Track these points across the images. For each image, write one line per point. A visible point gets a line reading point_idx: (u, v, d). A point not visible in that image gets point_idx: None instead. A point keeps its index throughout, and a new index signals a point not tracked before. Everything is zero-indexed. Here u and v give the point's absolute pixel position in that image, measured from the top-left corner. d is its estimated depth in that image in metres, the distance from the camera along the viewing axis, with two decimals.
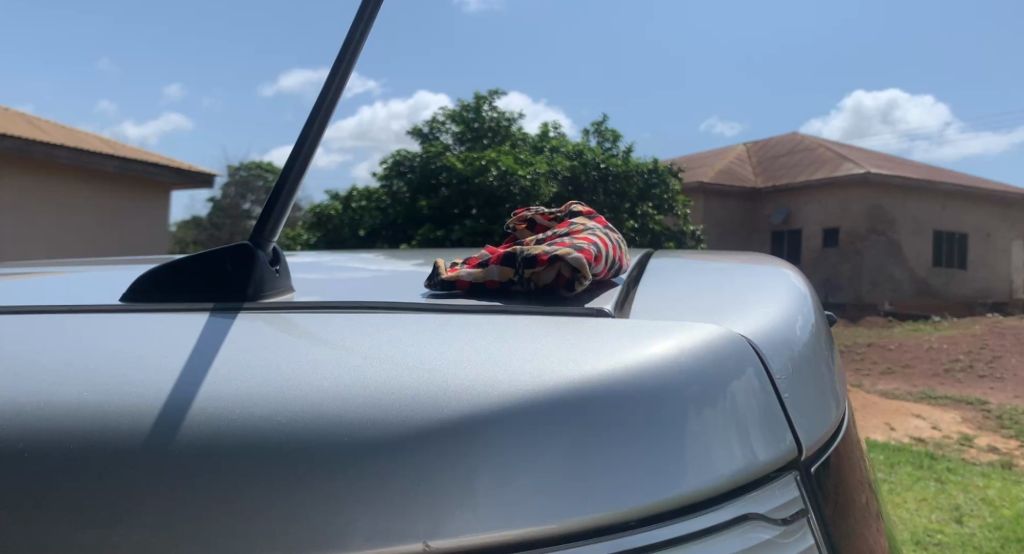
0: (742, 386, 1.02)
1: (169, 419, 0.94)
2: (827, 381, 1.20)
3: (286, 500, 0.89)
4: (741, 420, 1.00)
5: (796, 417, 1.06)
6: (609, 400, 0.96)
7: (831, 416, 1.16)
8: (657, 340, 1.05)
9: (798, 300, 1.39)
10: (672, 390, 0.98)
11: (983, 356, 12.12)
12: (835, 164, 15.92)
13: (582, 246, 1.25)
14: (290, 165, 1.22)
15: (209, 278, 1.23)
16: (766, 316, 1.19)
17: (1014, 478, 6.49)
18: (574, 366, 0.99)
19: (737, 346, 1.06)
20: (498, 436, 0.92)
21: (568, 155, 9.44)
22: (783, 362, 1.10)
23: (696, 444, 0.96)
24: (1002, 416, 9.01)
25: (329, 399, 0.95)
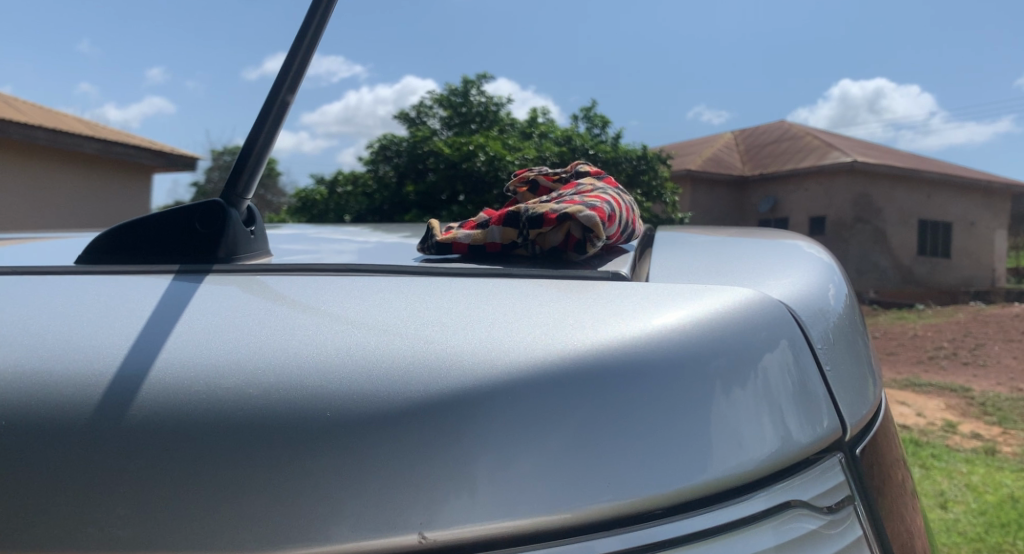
0: (776, 358, 0.91)
1: (120, 393, 0.81)
2: (863, 356, 1.09)
3: (256, 479, 0.77)
4: (774, 397, 0.89)
5: (837, 393, 0.95)
6: (628, 372, 0.84)
7: (871, 395, 1.05)
8: (675, 307, 0.93)
9: (828, 271, 1.28)
10: (698, 360, 0.87)
11: (967, 344, 12.15)
12: (822, 152, 15.89)
13: (594, 204, 1.14)
14: (266, 112, 1.09)
15: (176, 237, 1.11)
16: (796, 283, 1.08)
17: (996, 465, 6.46)
18: (590, 333, 0.87)
19: (771, 313, 0.95)
20: (502, 412, 0.80)
21: (558, 141, 9.31)
22: (820, 332, 0.99)
23: (724, 424, 0.85)
24: (985, 403, 9.01)
25: (307, 369, 0.83)
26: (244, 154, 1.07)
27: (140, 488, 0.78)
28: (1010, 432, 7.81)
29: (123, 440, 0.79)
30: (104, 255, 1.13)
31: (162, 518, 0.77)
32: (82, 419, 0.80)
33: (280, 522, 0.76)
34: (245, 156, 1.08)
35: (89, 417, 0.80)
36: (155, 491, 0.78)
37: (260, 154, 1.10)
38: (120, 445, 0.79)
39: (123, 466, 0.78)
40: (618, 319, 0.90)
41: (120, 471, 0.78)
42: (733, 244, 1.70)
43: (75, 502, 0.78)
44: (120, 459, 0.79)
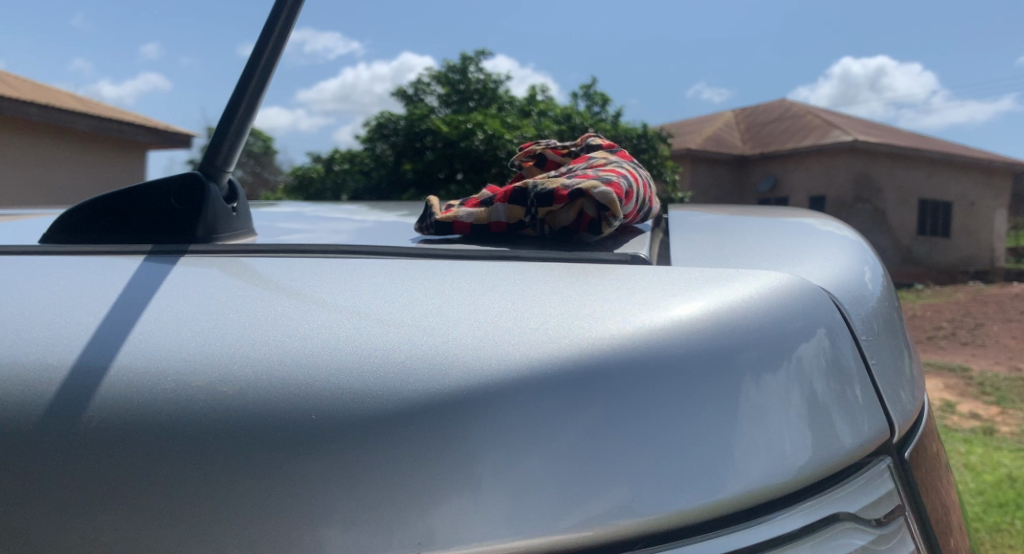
0: (813, 349, 0.82)
1: (76, 391, 0.72)
2: (903, 347, 1.00)
3: (232, 489, 0.68)
4: (812, 392, 0.80)
5: (884, 389, 0.86)
6: (648, 369, 0.75)
7: (916, 391, 0.96)
8: (700, 293, 0.83)
9: (860, 253, 1.19)
10: (728, 353, 0.78)
11: (966, 324, 12.10)
12: (824, 131, 15.77)
13: (609, 179, 1.04)
14: (247, 76, 0.98)
15: (154, 216, 1.02)
16: (832, 267, 0.99)
17: (995, 444, 6.40)
18: (608, 321, 0.78)
19: (807, 300, 0.86)
20: (508, 410, 0.71)
21: (557, 119, 9.20)
22: (862, 320, 0.90)
23: (760, 422, 0.76)
24: (983, 382, 8.96)
25: (290, 364, 0.73)
26: (224, 122, 0.97)
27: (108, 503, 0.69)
28: (1009, 412, 7.77)
29: (81, 448, 0.70)
30: (74, 235, 1.04)
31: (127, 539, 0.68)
32: (37, 419, 0.71)
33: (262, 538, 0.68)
34: (227, 124, 0.98)
35: (41, 419, 0.71)
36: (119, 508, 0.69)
37: (243, 121, 0.99)
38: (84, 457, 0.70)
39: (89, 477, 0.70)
40: (641, 307, 0.80)
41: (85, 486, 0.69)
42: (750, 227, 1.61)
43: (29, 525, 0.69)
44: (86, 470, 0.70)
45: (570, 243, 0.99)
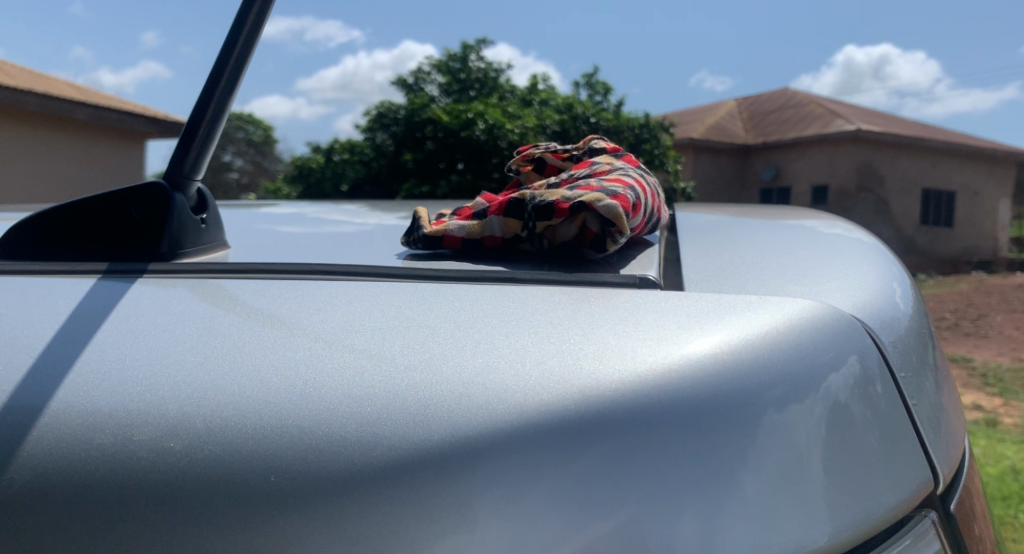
0: (843, 382, 0.73)
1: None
2: (935, 378, 0.93)
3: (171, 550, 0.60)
4: (844, 434, 0.71)
5: (924, 430, 0.78)
6: (658, 412, 0.66)
7: (950, 429, 0.88)
8: (716, 322, 0.75)
9: (884, 275, 1.12)
10: (749, 391, 0.69)
11: (969, 315, 11.99)
12: (828, 120, 15.64)
13: (615, 190, 0.94)
14: (218, 74, 0.87)
15: (115, 229, 0.93)
16: (860, 291, 0.92)
17: (998, 437, 6.30)
18: (614, 352, 0.69)
19: (835, 326, 0.78)
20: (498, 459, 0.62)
21: (558, 108, 9.09)
22: (895, 350, 0.82)
23: (788, 469, 0.67)
24: (986, 374, 8.86)
25: (253, 408, 0.64)
26: (190, 124, 0.87)
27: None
28: (1012, 404, 7.65)
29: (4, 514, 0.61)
30: (23, 250, 0.94)
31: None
32: None
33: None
34: (194, 128, 0.88)
35: None
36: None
37: (213, 125, 0.89)
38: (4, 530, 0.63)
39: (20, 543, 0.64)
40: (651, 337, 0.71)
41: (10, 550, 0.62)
42: (760, 242, 1.52)
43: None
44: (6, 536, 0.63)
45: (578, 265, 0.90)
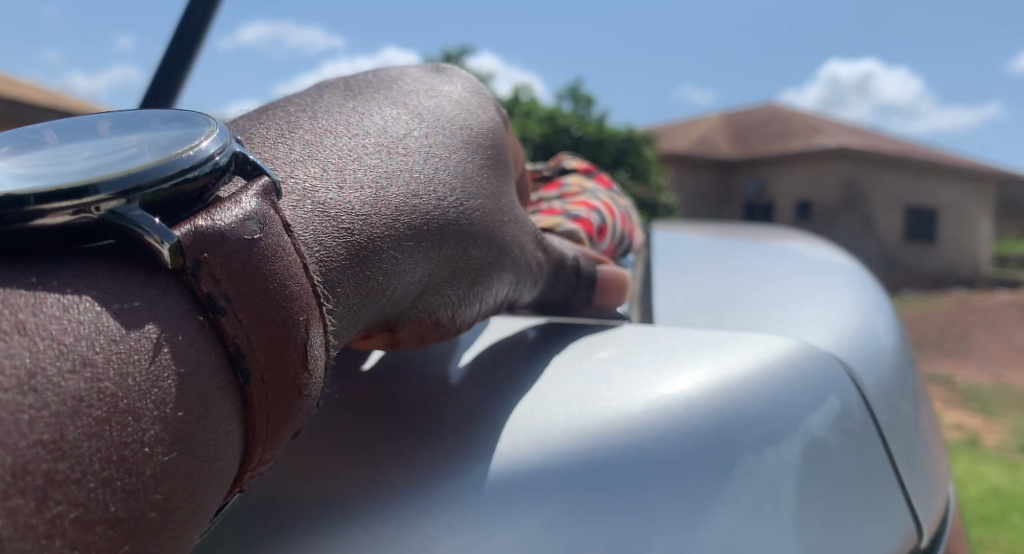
0: (821, 419, 0.84)
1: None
2: (914, 406, 1.05)
3: (331, 110, 0.73)
4: (819, 467, 0.81)
5: (902, 469, 0.91)
6: (674, 454, 0.74)
7: (928, 474, 0.99)
8: (691, 367, 0.82)
9: (861, 297, 1.17)
10: (726, 432, 0.77)
11: (950, 332, 11.91)
12: (810, 136, 15.65)
13: (580, 215, 1.23)
14: None
15: None
16: (843, 324, 1.02)
17: (979, 454, 6.12)
18: (604, 399, 0.77)
19: (815, 368, 0.88)
20: (513, 501, 0.68)
21: (537, 119, 9.00)
22: (875, 386, 0.95)
23: (766, 497, 0.75)
24: (968, 393, 8.75)
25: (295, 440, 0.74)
26: None
27: (144, 226, 0.45)
28: (994, 422, 7.50)
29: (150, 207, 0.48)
30: None
31: (147, 332, 0.45)
32: None
33: (379, 134, 0.73)
34: None
35: None
36: (114, 299, 0.45)
37: None
38: (31, 230, 0.45)
39: (76, 249, 0.46)
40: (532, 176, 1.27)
41: (83, 194, 0.44)
42: (733, 251, 1.48)
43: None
44: (33, 227, 0.44)
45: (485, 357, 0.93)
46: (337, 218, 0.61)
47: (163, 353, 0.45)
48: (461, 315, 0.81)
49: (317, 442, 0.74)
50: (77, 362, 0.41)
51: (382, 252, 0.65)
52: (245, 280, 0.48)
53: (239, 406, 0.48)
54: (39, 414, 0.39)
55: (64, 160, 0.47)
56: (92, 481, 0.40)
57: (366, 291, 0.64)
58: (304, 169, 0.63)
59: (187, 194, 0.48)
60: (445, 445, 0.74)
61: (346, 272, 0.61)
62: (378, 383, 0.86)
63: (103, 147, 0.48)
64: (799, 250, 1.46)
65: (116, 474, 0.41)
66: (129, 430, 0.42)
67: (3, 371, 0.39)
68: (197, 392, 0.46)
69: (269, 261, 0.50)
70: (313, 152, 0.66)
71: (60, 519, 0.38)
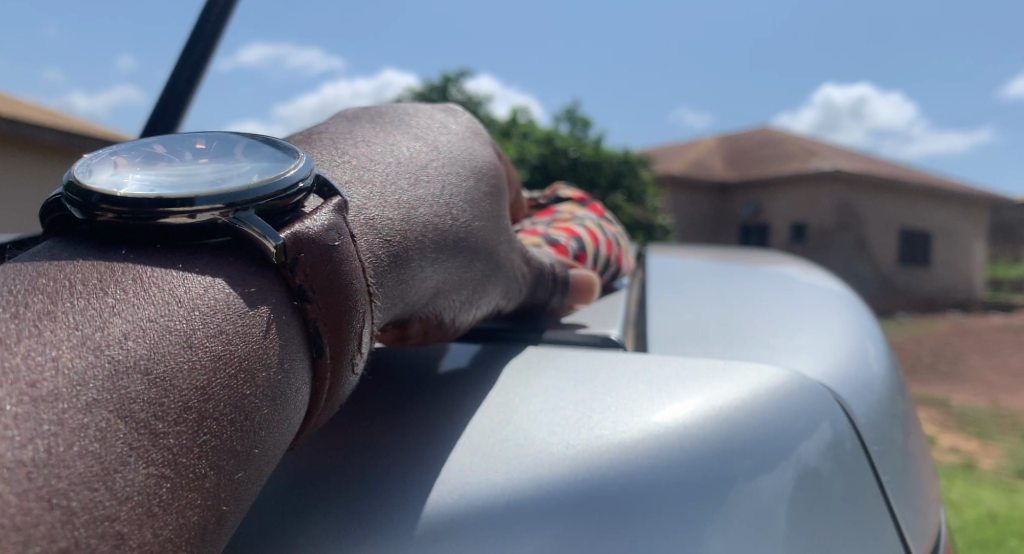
0: (813, 446, 0.85)
1: (72, 191, 0.57)
2: (905, 434, 1.07)
3: (365, 136, 0.80)
4: (811, 496, 0.82)
5: (892, 497, 0.93)
6: (667, 485, 0.75)
7: (919, 503, 1.00)
8: (685, 394, 0.84)
9: (854, 325, 1.19)
10: (718, 461, 0.78)
11: (946, 356, 11.91)
12: (805, 159, 15.74)
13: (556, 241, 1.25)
14: None
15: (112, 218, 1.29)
16: (835, 352, 1.04)
17: (976, 479, 6.08)
18: (595, 427, 0.79)
19: (806, 396, 0.90)
20: (503, 531, 0.69)
21: (534, 141, 9.06)
22: (866, 414, 0.96)
23: (758, 525, 0.76)
24: (964, 417, 8.73)
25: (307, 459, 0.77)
26: None
27: (256, 228, 0.58)
28: (990, 447, 7.47)
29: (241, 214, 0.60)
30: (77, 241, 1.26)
31: (265, 311, 0.58)
32: None
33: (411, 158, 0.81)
34: None
35: None
36: (238, 283, 0.58)
37: None
38: (167, 227, 0.57)
39: (197, 242, 0.59)
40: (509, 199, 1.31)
41: (194, 203, 0.56)
42: (731, 275, 1.50)
43: (84, 284, 0.53)
44: (165, 223, 0.57)
45: (469, 370, 0.94)
46: (384, 235, 0.70)
47: (273, 328, 0.58)
48: (464, 321, 0.87)
49: (315, 455, 0.78)
50: (215, 330, 0.55)
51: (419, 260, 0.74)
52: (333, 277, 0.61)
53: (312, 375, 0.61)
54: (193, 366, 0.53)
55: (191, 172, 0.59)
56: (225, 422, 0.54)
57: (402, 297, 0.73)
58: (357, 191, 0.71)
59: (282, 208, 0.61)
60: (423, 458, 0.77)
61: (390, 279, 0.70)
62: (380, 401, 0.87)
63: (221, 167, 0.60)
64: (795, 276, 1.48)
65: (241, 417, 0.55)
66: (249, 386, 0.55)
67: (171, 331, 0.53)
68: (287, 350, 0.58)
69: (344, 264, 0.62)
70: (362, 174, 0.74)
71: (205, 445, 0.52)
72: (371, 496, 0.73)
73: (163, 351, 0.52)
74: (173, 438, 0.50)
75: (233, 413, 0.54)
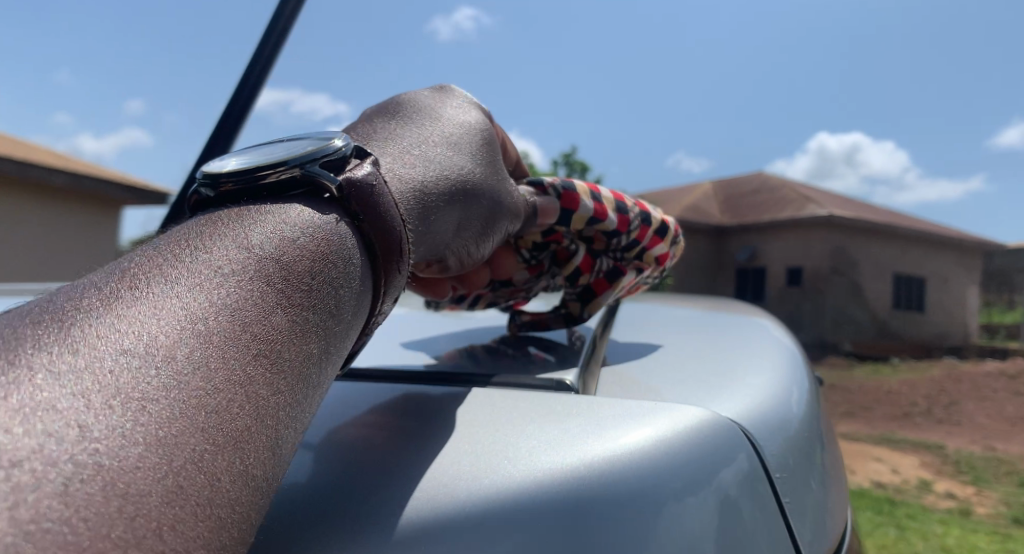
0: (731, 473, 1.05)
1: (201, 178, 0.88)
2: (812, 471, 1.27)
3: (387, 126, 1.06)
4: (727, 515, 1.01)
5: (792, 520, 1.13)
6: (609, 498, 0.93)
7: (817, 529, 1.20)
8: (632, 427, 1.03)
9: (781, 377, 1.40)
10: (656, 483, 0.96)
11: (940, 401, 12.04)
12: (801, 205, 16.07)
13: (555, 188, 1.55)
14: None
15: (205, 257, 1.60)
16: (756, 397, 1.25)
17: (971, 524, 6.17)
18: (557, 452, 0.97)
19: (728, 432, 1.10)
20: (473, 531, 0.87)
21: None
22: (776, 450, 1.17)
23: (680, 536, 0.95)
24: (959, 463, 8.83)
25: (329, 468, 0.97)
26: None
27: (322, 175, 0.87)
28: (986, 493, 7.56)
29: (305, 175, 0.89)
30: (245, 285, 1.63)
31: (338, 226, 0.86)
32: None
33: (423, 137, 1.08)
34: None
35: None
36: (316, 211, 0.86)
37: None
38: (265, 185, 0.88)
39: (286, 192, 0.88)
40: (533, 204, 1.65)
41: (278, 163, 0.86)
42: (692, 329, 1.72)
43: (219, 224, 0.82)
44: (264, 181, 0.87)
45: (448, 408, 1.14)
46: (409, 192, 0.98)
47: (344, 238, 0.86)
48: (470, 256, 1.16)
49: (334, 467, 0.97)
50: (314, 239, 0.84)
51: (434, 213, 1.02)
52: (376, 202, 0.87)
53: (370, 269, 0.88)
54: (304, 256, 0.82)
55: (275, 152, 0.90)
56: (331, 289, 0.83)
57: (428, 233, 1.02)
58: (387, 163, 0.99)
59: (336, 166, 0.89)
60: (419, 469, 0.96)
61: (417, 220, 0.99)
62: (385, 431, 1.07)
63: (293, 144, 0.91)
64: (751, 333, 1.70)
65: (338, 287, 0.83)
66: (335, 269, 0.84)
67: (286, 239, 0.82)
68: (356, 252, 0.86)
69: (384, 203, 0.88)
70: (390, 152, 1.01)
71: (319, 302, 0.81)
72: (377, 493, 0.92)
73: (284, 249, 0.81)
74: (295, 294, 0.79)
75: (322, 287, 0.81)
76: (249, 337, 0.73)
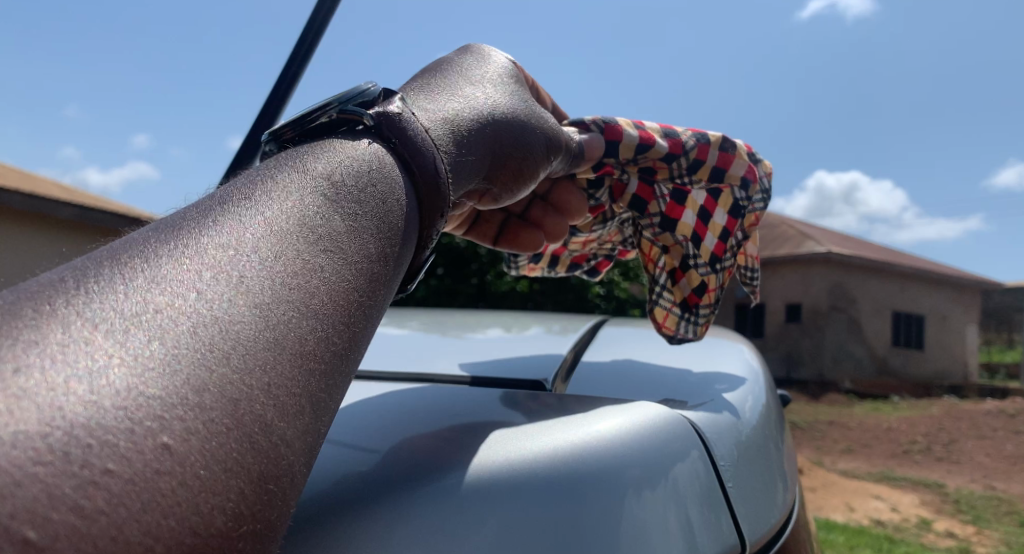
0: (683, 467, 1.17)
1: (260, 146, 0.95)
2: (761, 474, 1.40)
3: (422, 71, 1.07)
4: (678, 502, 1.13)
5: (738, 510, 1.25)
6: (571, 481, 1.05)
7: (763, 523, 1.32)
8: (597, 423, 1.16)
9: (735, 390, 1.54)
10: (617, 470, 1.08)
11: (939, 440, 12.05)
12: (800, 242, 16.27)
13: None
14: None
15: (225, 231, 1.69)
16: (710, 404, 1.39)
17: None
18: (528, 443, 1.09)
19: (681, 431, 1.23)
20: (451, 504, 0.98)
21: None
22: (724, 449, 1.30)
23: (635, 518, 1.06)
24: (960, 502, 8.83)
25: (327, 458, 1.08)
26: None
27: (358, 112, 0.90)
28: (985, 533, 7.56)
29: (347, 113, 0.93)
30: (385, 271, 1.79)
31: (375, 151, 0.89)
32: None
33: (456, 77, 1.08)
34: None
35: None
36: (354, 142, 0.90)
37: None
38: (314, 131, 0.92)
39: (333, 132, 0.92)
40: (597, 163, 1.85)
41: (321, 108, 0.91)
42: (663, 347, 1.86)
43: (280, 155, 0.88)
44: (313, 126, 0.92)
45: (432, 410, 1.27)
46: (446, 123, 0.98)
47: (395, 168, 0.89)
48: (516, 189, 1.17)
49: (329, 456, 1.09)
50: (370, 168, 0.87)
51: (471, 147, 1.01)
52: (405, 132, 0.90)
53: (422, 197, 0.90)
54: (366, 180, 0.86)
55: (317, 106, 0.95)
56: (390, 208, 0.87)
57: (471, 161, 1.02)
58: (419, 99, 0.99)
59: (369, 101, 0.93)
60: (407, 458, 1.07)
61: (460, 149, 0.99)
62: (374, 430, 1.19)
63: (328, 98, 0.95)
64: (719, 351, 1.84)
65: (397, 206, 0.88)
66: (392, 190, 0.88)
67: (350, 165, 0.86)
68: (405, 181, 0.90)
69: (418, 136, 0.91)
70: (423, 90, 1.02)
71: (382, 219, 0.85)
72: (371, 474, 1.03)
73: (347, 173, 0.85)
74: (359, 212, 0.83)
75: (379, 202, 0.86)
76: (319, 249, 0.77)
